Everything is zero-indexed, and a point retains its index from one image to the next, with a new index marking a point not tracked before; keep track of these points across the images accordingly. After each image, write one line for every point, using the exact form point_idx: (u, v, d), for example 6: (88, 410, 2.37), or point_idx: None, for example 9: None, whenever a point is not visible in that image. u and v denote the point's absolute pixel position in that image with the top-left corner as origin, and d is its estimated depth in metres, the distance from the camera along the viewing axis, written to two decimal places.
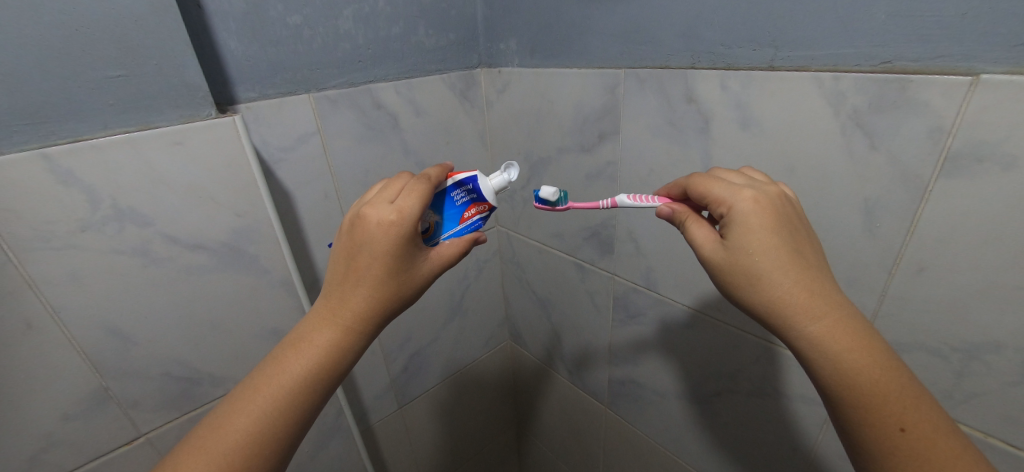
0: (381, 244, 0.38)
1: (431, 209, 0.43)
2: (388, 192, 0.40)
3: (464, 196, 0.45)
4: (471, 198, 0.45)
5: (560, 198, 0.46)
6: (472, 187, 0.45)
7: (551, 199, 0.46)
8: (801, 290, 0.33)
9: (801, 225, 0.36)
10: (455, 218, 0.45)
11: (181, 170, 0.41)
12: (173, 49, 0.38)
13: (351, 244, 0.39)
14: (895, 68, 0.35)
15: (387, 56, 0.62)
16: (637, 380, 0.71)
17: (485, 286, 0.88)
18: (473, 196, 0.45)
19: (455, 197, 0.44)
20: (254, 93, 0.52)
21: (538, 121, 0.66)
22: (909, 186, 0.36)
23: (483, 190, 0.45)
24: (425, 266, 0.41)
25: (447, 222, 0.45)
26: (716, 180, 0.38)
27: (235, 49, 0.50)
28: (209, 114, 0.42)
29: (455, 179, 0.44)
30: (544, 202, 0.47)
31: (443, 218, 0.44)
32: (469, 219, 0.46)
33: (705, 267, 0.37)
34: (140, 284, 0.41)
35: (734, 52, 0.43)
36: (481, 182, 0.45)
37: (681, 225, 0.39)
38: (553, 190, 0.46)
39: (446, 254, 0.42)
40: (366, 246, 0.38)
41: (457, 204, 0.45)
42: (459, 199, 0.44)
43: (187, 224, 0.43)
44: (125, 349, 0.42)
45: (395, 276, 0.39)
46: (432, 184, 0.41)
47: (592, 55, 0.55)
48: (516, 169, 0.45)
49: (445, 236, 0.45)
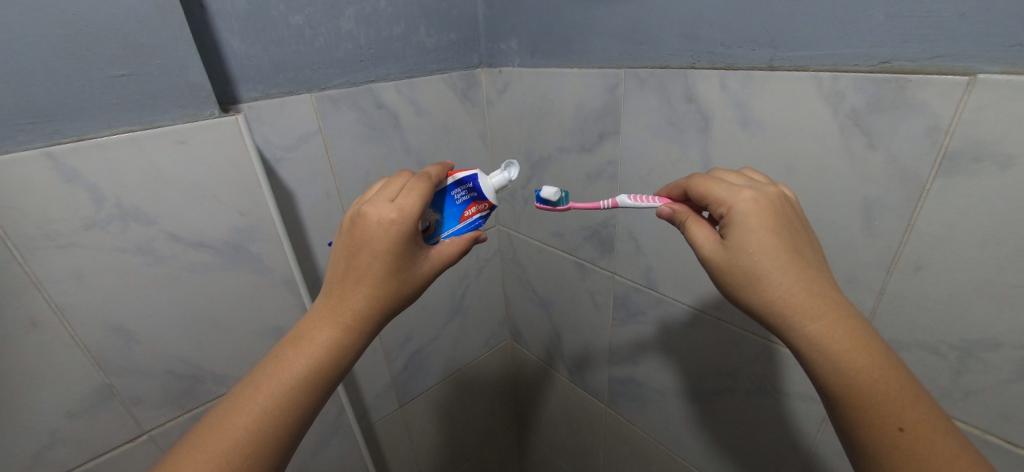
0: (382, 242, 0.38)
1: (431, 207, 0.43)
2: (388, 191, 0.40)
3: (465, 195, 0.45)
4: (471, 197, 0.45)
5: (561, 198, 0.47)
6: (473, 186, 0.45)
7: (552, 199, 0.46)
8: (800, 289, 0.33)
9: (800, 224, 0.36)
10: (455, 217, 0.45)
11: (184, 168, 0.41)
12: (175, 50, 0.38)
13: (352, 242, 0.39)
14: (893, 68, 0.35)
15: (388, 55, 0.62)
16: (637, 379, 0.71)
17: (486, 285, 0.89)
18: (473, 195, 0.45)
19: (455, 195, 0.44)
20: (256, 92, 0.52)
21: (539, 121, 0.66)
22: (908, 185, 0.36)
23: (483, 189, 0.45)
24: (425, 265, 0.41)
25: (448, 221, 0.45)
26: (715, 180, 0.38)
27: (238, 48, 0.50)
28: (212, 113, 0.42)
29: (455, 178, 0.44)
30: (545, 201, 0.47)
31: (443, 217, 0.44)
32: (469, 218, 0.46)
33: (705, 267, 0.37)
34: (144, 282, 0.42)
35: (734, 53, 0.43)
36: (482, 181, 0.45)
37: (681, 225, 0.39)
38: (555, 190, 0.46)
39: (447, 253, 0.43)
40: (366, 244, 0.38)
41: (457, 203, 0.45)
42: (459, 197, 0.45)
43: (189, 223, 0.43)
44: (128, 347, 0.42)
45: (396, 275, 0.39)
46: (432, 183, 0.41)
47: (593, 54, 0.55)
48: (516, 168, 0.46)
49: (446, 234, 0.45)
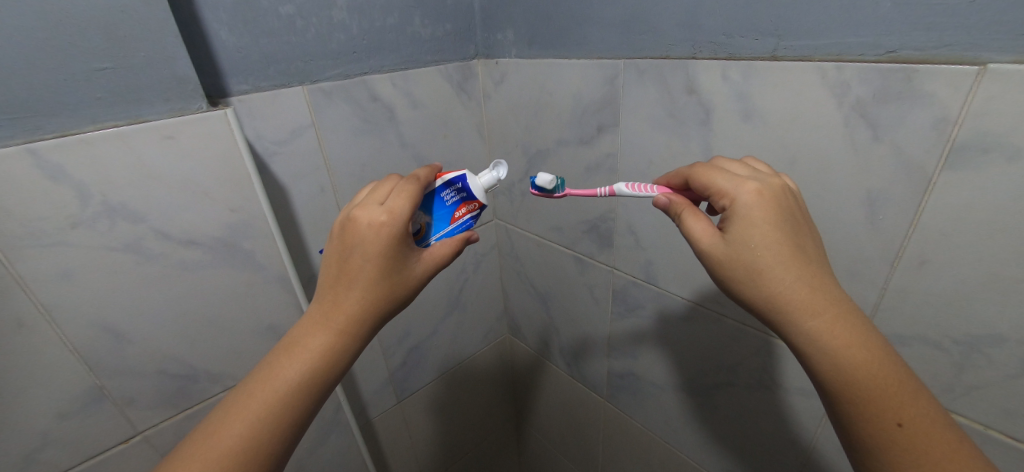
0: (371, 244, 0.37)
1: (421, 209, 0.42)
2: (378, 193, 0.40)
3: (454, 196, 0.44)
4: (460, 197, 0.44)
5: (557, 185, 0.46)
6: (461, 187, 0.44)
7: (548, 187, 0.45)
8: (801, 285, 0.33)
9: (803, 219, 0.35)
10: (446, 218, 0.44)
11: (172, 164, 0.40)
12: (161, 42, 0.37)
13: (343, 243, 0.38)
14: (900, 58, 0.34)
15: (382, 47, 0.61)
16: (636, 373, 0.71)
17: (483, 280, 0.88)
18: (462, 196, 0.44)
19: (444, 196, 0.43)
20: (247, 85, 0.51)
21: (536, 113, 0.65)
22: (913, 178, 0.36)
23: (472, 189, 0.44)
24: (417, 267, 0.40)
25: (437, 223, 0.44)
26: (717, 171, 0.37)
27: (227, 40, 0.48)
28: (200, 107, 0.41)
29: (443, 179, 0.43)
30: (541, 190, 0.46)
31: (433, 219, 0.43)
32: (460, 219, 0.45)
33: (704, 261, 0.36)
34: (133, 281, 0.41)
35: (736, 42, 0.42)
36: (470, 180, 0.44)
37: (676, 218, 0.38)
38: (551, 178, 0.45)
39: (440, 254, 0.42)
40: (359, 246, 0.38)
41: (447, 204, 0.44)
42: (448, 198, 0.44)
43: (179, 220, 0.42)
44: (120, 347, 0.42)
45: (387, 276, 0.38)
46: (421, 184, 0.40)
47: (592, 45, 0.54)
48: (504, 167, 0.45)
49: (436, 236, 0.44)
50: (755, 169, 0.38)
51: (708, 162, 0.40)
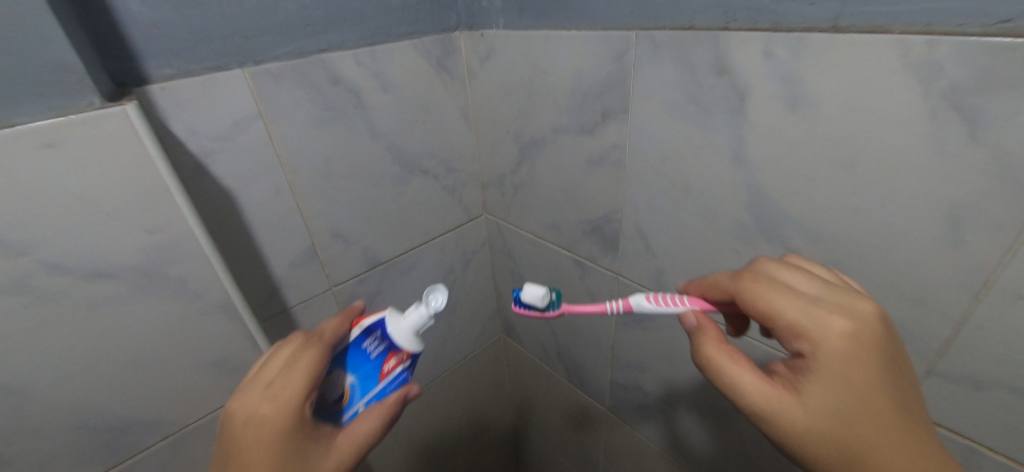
0: (254, 446, 0.34)
1: (336, 368, 0.39)
2: (269, 370, 0.37)
3: (378, 346, 0.40)
4: (385, 347, 0.40)
5: (550, 303, 0.42)
6: (383, 334, 0.40)
7: (540, 305, 0.41)
8: (908, 454, 0.28)
9: (897, 358, 0.30)
10: (373, 376, 0.39)
11: (60, 179, 0.31)
12: (13, 14, 0.27)
13: (226, 452, 0.35)
14: (1019, 31, 0.25)
15: (342, 17, 0.50)
16: (642, 385, 0.64)
17: (474, 279, 0.80)
18: (387, 345, 0.40)
19: (365, 348, 0.39)
20: (170, 69, 0.41)
21: (529, 96, 0.56)
22: (1018, 192, 0.27)
23: (396, 337, 0.40)
24: (326, 462, 0.35)
25: (364, 383, 0.39)
26: (807, 302, 0.31)
27: (136, 12, 0.38)
28: (91, 103, 0.32)
29: (361, 327, 0.40)
30: (531, 306, 0.42)
31: (357, 379, 0.39)
32: (390, 373, 0.40)
33: (781, 432, 0.31)
34: (25, 328, 0.33)
35: (784, 8, 0.32)
36: (392, 326, 0.40)
37: (709, 365, 0.34)
38: (542, 293, 0.41)
39: (355, 442, 0.37)
40: (243, 441, 0.34)
41: (372, 358, 0.40)
42: (373, 351, 0.40)
43: (81, 248, 0.33)
44: (19, 406, 0.34)
45: (287, 456, 0.34)
46: (325, 345, 0.37)
47: (596, 12, 0.44)
48: (440, 296, 0.41)
49: (365, 401, 0.39)
50: (826, 282, 0.32)
51: (759, 272, 0.34)
